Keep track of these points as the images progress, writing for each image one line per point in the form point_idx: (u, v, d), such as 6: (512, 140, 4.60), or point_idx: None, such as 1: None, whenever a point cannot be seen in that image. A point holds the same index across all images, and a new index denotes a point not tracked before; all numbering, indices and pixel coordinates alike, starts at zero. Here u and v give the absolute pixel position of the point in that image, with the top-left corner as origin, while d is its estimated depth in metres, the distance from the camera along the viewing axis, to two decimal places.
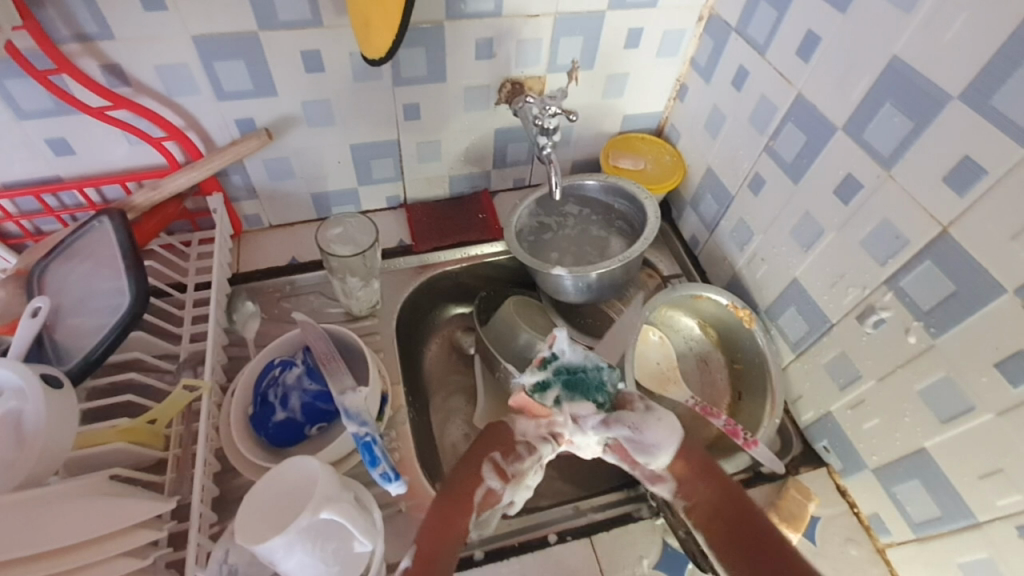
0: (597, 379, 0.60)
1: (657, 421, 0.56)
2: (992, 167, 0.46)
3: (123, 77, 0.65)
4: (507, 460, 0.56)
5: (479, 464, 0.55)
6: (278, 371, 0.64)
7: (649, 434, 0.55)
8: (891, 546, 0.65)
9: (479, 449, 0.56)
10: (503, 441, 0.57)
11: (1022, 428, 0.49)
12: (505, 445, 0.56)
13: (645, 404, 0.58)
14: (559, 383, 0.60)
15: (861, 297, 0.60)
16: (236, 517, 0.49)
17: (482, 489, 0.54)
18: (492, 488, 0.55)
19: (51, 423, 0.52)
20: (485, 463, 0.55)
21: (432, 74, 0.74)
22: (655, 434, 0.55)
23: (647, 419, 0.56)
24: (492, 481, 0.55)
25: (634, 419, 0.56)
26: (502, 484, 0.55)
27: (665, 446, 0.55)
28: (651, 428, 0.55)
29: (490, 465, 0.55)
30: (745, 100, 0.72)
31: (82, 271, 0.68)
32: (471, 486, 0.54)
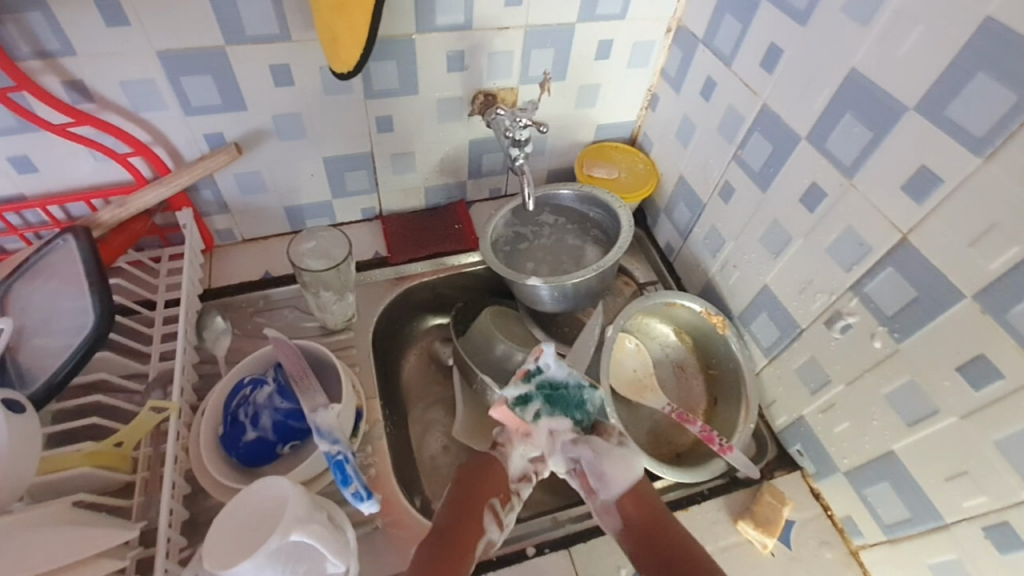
0: (579, 397, 0.58)
1: (622, 455, 0.55)
2: (947, 176, 0.47)
3: (86, 93, 0.63)
4: (504, 507, 0.53)
5: (480, 517, 0.52)
6: (249, 390, 0.63)
7: (611, 468, 0.54)
8: (864, 548, 0.66)
9: (478, 496, 0.52)
10: (500, 485, 0.53)
11: (984, 430, 0.50)
12: (502, 492, 0.53)
13: (620, 440, 0.56)
14: (540, 399, 0.57)
15: (828, 303, 0.61)
16: (205, 542, 0.49)
17: (482, 542, 0.52)
18: (490, 539, 0.53)
19: (13, 451, 0.50)
20: (485, 513, 0.52)
21: (404, 87, 0.74)
22: (620, 472, 0.55)
23: (616, 452, 0.55)
24: (492, 531, 0.53)
25: (604, 450, 0.55)
26: (500, 533, 0.53)
27: (621, 482, 0.55)
28: (617, 461, 0.55)
29: (490, 516, 0.52)
30: (713, 111, 0.73)
31: (46, 290, 0.66)
32: (470, 541, 0.52)
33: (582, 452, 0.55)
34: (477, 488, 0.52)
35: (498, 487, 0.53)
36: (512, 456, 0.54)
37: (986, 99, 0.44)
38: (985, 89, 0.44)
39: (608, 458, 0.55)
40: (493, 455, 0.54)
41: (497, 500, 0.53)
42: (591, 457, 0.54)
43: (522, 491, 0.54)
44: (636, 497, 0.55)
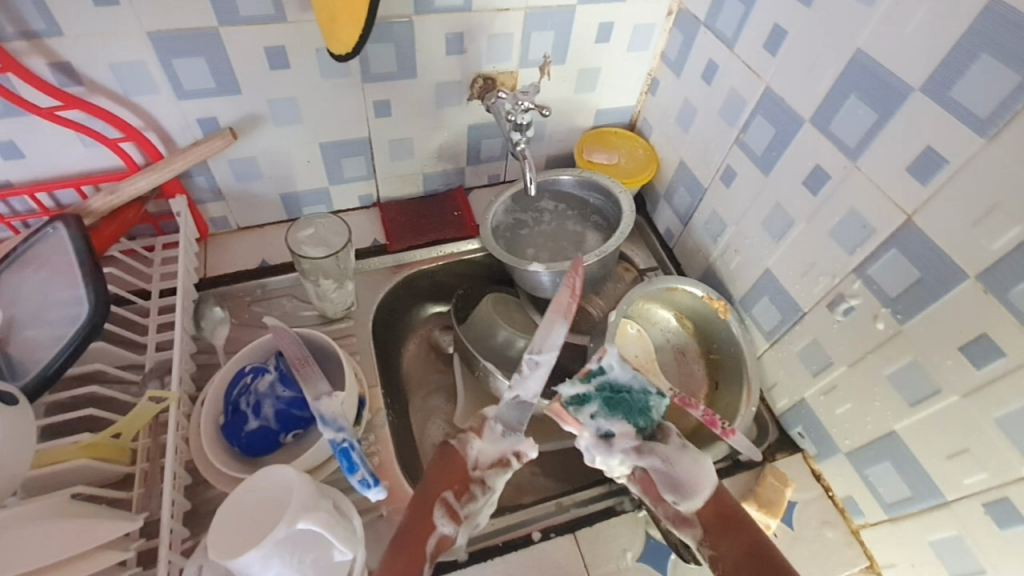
0: (642, 404, 0.63)
1: (689, 456, 0.59)
2: (952, 157, 0.47)
3: (74, 75, 0.61)
4: (459, 499, 0.58)
5: (432, 509, 0.56)
6: (249, 379, 0.62)
7: (682, 465, 0.59)
8: (864, 527, 0.67)
9: (435, 487, 0.57)
10: (456, 477, 0.58)
11: (985, 408, 0.50)
12: (458, 484, 0.58)
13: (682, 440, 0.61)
14: (598, 399, 0.64)
15: (831, 285, 0.62)
16: (209, 531, 0.48)
17: (435, 536, 0.56)
18: (445, 534, 0.56)
19: (8, 443, 0.49)
20: (436, 505, 0.57)
21: (402, 71, 0.72)
22: (692, 465, 0.59)
23: (683, 450, 0.60)
24: (445, 526, 0.56)
25: (671, 450, 0.60)
26: (454, 528, 0.57)
27: (699, 484, 0.57)
28: (681, 463, 0.59)
29: (444, 507, 0.57)
30: (715, 94, 0.72)
31: (36, 280, 0.65)
32: (425, 533, 0.55)
33: (652, 460, 0.59)
34: (436, 478, 0.58)
35: (453, 479, 0.58)
36: (485, 442, 0.61)
37: (991, 78, 0.44)
38: (991, 68, 0.44)
39: (682, 456, 0.59)
40: (452, 444, 0.60)
41: (450, 492, 0.57)
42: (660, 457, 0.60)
43: (489, 478, 0.60)
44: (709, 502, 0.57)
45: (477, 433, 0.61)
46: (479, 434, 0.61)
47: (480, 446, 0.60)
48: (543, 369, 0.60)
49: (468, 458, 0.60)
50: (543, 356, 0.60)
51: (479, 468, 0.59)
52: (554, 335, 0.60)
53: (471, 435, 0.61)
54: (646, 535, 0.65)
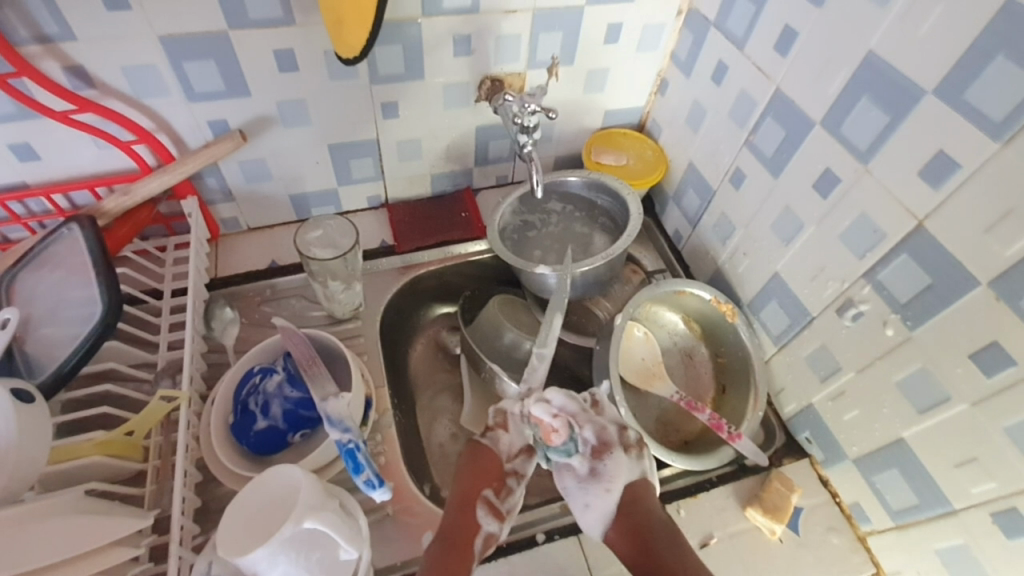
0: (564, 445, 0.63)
1: (599, 492, 0.60)
2: (965, 161, 0.47)
3: (88, 79, 0.63)
4: (499, 496, 0.60)
5: (475, 510, 0.58)
6: (258, 379, 0.63)
7: (591, 496, 0.60)
8: (871, 534, 0.67)
9: (475, 487, 0.59)
10: (494, 476, 0.60)
11: (994, 417, 0.50)
12: (495, 481, 0.60)
13: (592, 469, 0.60)
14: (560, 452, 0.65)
15: (840, 290, 0.61)
16: (218, 529, 0.49)
17: (482, 535, 0.58)
18: (490, 531, 0.59)
19: (23, 440, 0.50)
20: (479, 505, 0.59)
21: (410, 72, 0.73)
22: (599, 500, 0.60)
23: (593, 482, 0.60)
24: (491, 524, 0.59)
25: (578, 483, 0.60)
26: (499, 525, 0.59)
27: (595, 519, 0.60)
28: (577, 502, 0.60)
29: (486, 505, 0.59)
30: (724, 96, 0.72)
31: (52, 279, 0.66)
32: (472, 536, 0.57)
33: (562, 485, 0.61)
34: (471, 479, 0.60)
35: (491, 476, 0.60)
36: (511, 433, 0.63)
37: (1007, 83, 0.43)
38: (1006, 72, 0.43)
39: (589, 488, 0.60)
40: (483, 442, 0.62)
41: (489, 489, 0.59)
42: (571, 485, 0.61)
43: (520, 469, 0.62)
44: (619, 522, 0.59)
45: (503, 428, 0.64)
46: (505, 428, 0.63)
47: (509, 439, 0.63)
48: None
49: (499, 454, 0.62)
50: None
51: (511, 460, 0.62)
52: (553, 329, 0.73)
53: (499, 431, 0.63)
54: None
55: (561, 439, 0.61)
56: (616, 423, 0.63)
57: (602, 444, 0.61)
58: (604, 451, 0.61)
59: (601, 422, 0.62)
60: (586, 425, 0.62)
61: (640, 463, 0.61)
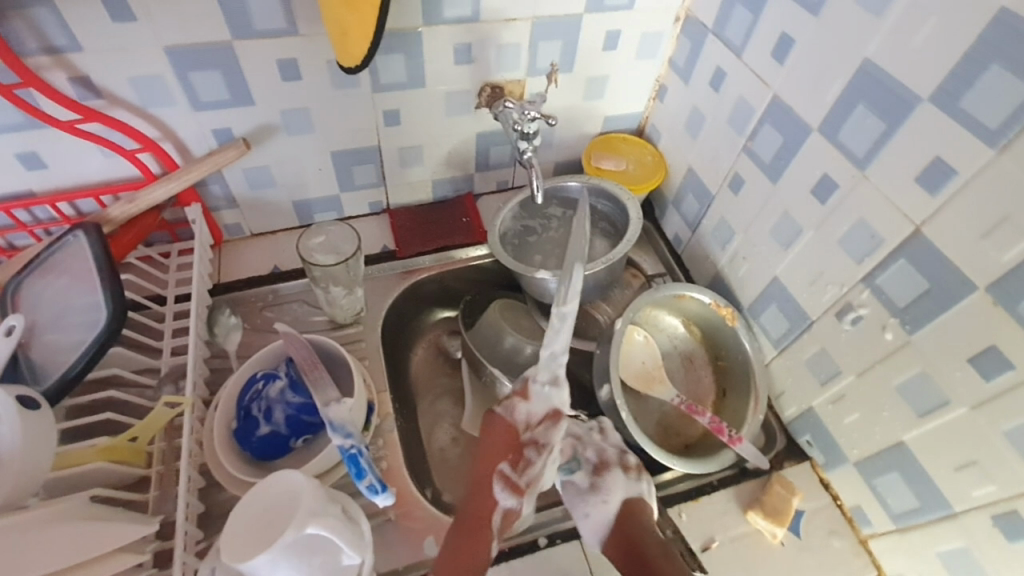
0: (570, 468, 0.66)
1: (598, 502, 0.64)
2: (961, 167, 0.47)
3: (94, 89, 0.63)
4: (516, 470, 0.61)
5: (492, 486, 0.60)
6: (261, 385, 0.64)
7: (590, 508, 0.64)
8: (873, 538, 0.67)
9: (490, 462, 0.61)
10: (509, 449, 0.61)
11: (993, 421, 0.50)
12: (511, 455, 0.61)
13: (593, 482, 0.65)
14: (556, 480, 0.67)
15: (839, 294, 0.61)
16: (222, 534, 0.49)
17: (500, 511, 0.59)
18: (509, 508, 0.60)
19: (28, 446, 0.51)
20: (497, 479, 0.60)
21: (411, 80, 0.73)
22: (598, 510, 0.63)
23: (592, 494, 0.64)
24: (507, 500, 0.60)
25: (579, 495, 0.65)
26: (518, 501, 0.60)
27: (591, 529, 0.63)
28: (578, 512, 0.64)
29: (503, 479, 0.60)
30: (723, 102, 0.72)
31: (57, 287, 0.67)
32: (489, 511, 0.59)
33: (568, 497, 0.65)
34: (488, 456, 0.61)
35: (507, 448, 0.62)
36: (531, 403, 0.64)
37: (1002, 90, 0.43)
38: (1001, 79, 0.43)
39: (588, 500, 0.64)
40: (499, 413, 0.63)
41: (506, 463, 0.61)
42: (572, 495, 0.65)
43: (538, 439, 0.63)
44: (613, 534, 0.61)
45: (522, 397, 0.64)
46: (525, 397, 0.64)
47: (528, 408, 0.63)
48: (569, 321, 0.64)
49: (516, 424, 0.63)
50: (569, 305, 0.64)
51: (529, 430, 0.63)
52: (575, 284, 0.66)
53: (517, 400, 0.64)
54: None
55: (564, 456, 0.66)
56: (619, 448, 0.68)
57: (602, 462, 0.66)
58: (603, 468, 0.65)
59: (603, 445, 0.68)
60: (589, 447, 0.67)
61: (638, 483, 0.64)
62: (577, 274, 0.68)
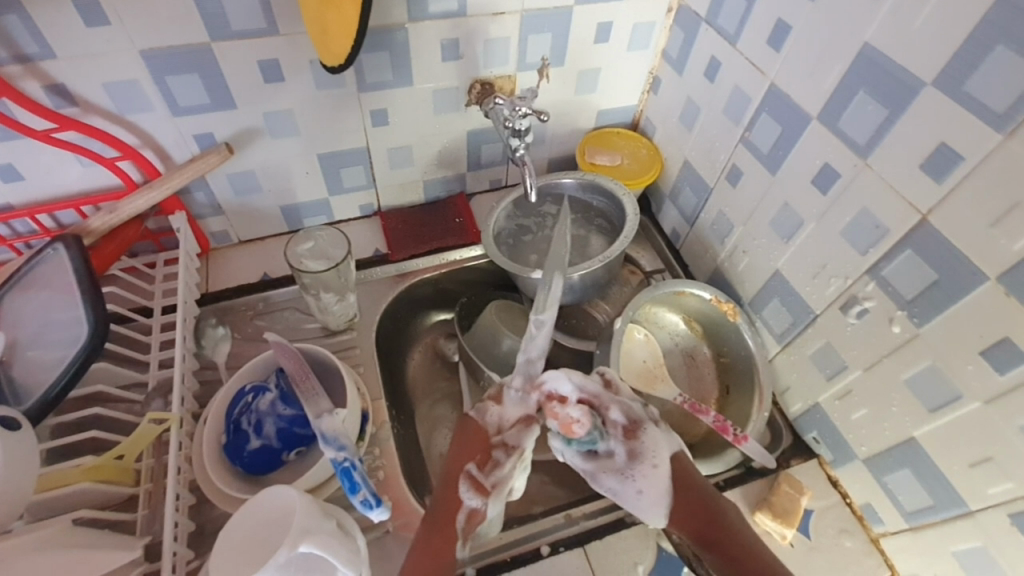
0: (591, 443, 0.59)
1: (652, 475, 0.57)
2: (968, 154, 0.45)
3: (69, 97, 0.61)
4: (483, 470, 0.57)
5: (457, 485, 0.56)
6: (251, 398, 0.62)
7: (639, 481, 0.58)
8: (884, 536, 0.65)
9: (455, 464, 0.57)
10: (477, 449, 0.58)
11: (1008, 415, 0.48)
12: (479, 455, 0.58)
13: (630, 450, 0.59)
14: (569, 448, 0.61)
15: (844, 287, 0.60)
16: (211, 555, 0.47)
17: (464, 511, 0.55)
18: (474, 508, 0.56)
19: (8, 469, 0.49)
20: (461, 480, 0.56)
21: (398, 78, 0.71)
22: (649, 483, 0.57)
23: (635, 462, 0.58)
24: (472, 500, 0.56)
25: (618, 469, 0.59)
26: (483, 500, 0.56)
27: (657, 503, 0.57)
28: (635, 496, 0.58)
29: (468, 481, 0.56)
30: (719, 92, 0.70)
31: (38, 301, 0.64)
32: (452, 510, 0.55)
33: (609, 480, 0.59)
34: (456, 453, 0.58)
35: (475, 449, 0.58)
36: (504, 406, 0.61)
37: (1009, 72, 0.41)
38: (1007, 61, 0.41)
39: (636, 476, 0.58)
40: (471, 416, 0.61)
41: (472, 464, 0.57)
42: (614, 482, 0.59)
43: (509, 441, 0.59)
44: (677, 499, 0.56)
45: (496, 401, 0.62)
46: (498, 400, 0.62)
47: (501, 411, 0.61)
48: (548, 328, 0.66)
49: (487, 426, 0.60)
50: (546, 314, 0.67)
51: (500, 432, 0.59)
52: (553, 292, 0.71)
53: (489, 403, 0.61)
54: (658, 548, 0.63)
55: (584, 429, 0.59)
56: (637, 400, 0.62)
57: (631, 424, 0.60)
58: (636, 429, 0.60)
59: (626, 401, 0.62)
60: (611, 407, 0.61)
61: (674, 436, 0.60)
62: (557, 282, 0.72)
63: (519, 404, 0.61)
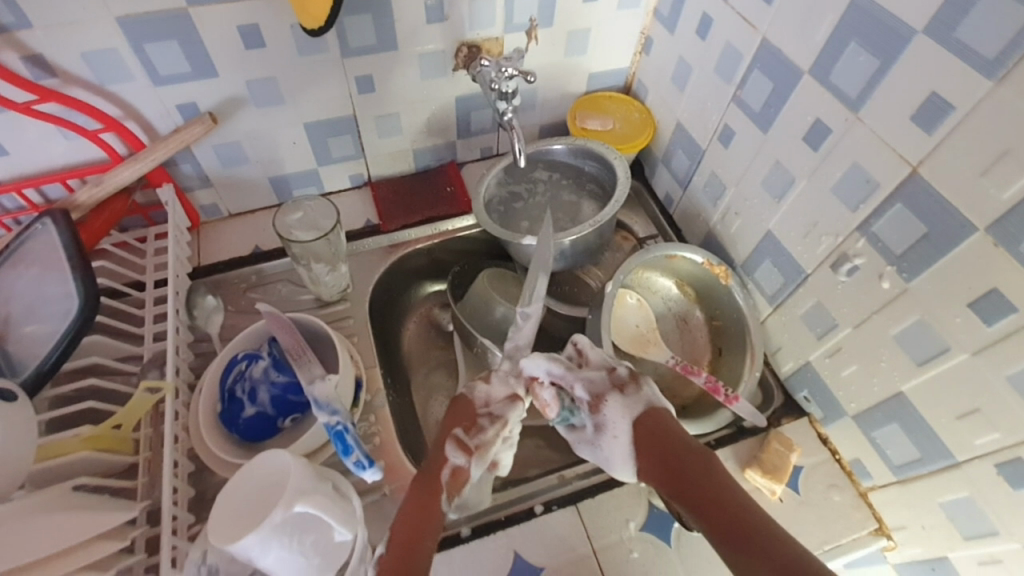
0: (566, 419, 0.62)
1: (613, 445, 0.58)
2: (958, 103, 0.44)
3: (48, 67, 0.60)
4: (470, 435, 0.57)
5: (443, 447, 0.57)
6: (244, 366, 0.63)
7: (606, 449, 0.59)
8: (873, 490, 0.66)
9: (444, 429, 0.58)
10: (465, 416, 0.59)
11: (996, 365, 0.48)
12: (466, 421, 0.58)
13: (596, 424, 0.60)
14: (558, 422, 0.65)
15: (835, 245, 0.59)
16: (209, 519, 0.48)
17: (447, 468, 0.55)
18: (458, 465, 0.56)
19: (6, 439, 0.49)
20: (448, 443, 0.57)
21: (382, 43, 0.70)
22: (614, 450, 0.58)
23: (600, 435, 0.59)
24: (457, 458, 0.56)
25: (590, 440, 0.61)
26: (467, 458, 0.56)
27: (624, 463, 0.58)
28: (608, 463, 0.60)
29: (453, 443, 0.57)
30: (710, 50, 0.69)
31: (29, 277, 0.65)
32: (437, 466, 0.55)
33: (586, 449, 0.62)
34: (446, 421, 0.59)
35: (461, 416, 0.59)
36: (492, 384, 0.62)
37: (1001, 15, 0.40)
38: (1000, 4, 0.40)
39: (603, 445, 0.60)
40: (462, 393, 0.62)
41: (458, 428, 0.58)
42: (590, 450, 0.61)
43: (496, 411, 0.60)
44: (641, 445, 0.56)
45: (484, 380, 0.63)
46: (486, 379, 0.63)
47: (488, 388, 0.61)
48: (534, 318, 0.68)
49: (476, 400, 0.60)
50: (530, 305, 0.69)
51: (487, 405, 0.60)
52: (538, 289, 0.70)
53: (478, 381, 0.62)
54: (649, 505, 0.65)
55: (555, 411, 0.62)
56: (603, 369, 0.62)
57: (595, 397, 0.60)
58: (599, 402, 0.59)
59: (589, 375, 0.61)
60: (575, 384, 0.61)
61: (640, 395, 0.59)
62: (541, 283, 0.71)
63: (503, 383, 0.62)
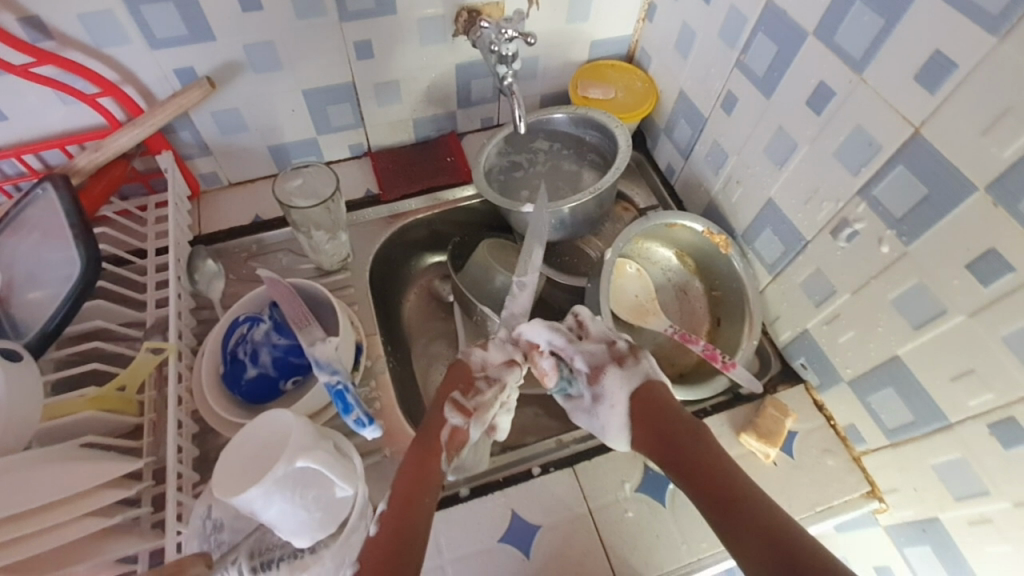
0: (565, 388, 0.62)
1: (609, 414, 0.60)
2: (962, 60, 0.44)
3: (43, 29, 0.60)
4: (467, 396, 0.58)
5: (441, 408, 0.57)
6: (245, 329, 0.63)
7: (601, 418, 0.61)
8: (866, 454, 0.67)
9: (442, 392, 0.59)
10: (462, 379, 0.59)
11: (991, 326, 0.48)
12: (464, 384, 0.59)
13: (593, 395, 0.61)
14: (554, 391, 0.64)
15: (835, 211, 0.59)
16: (214, 474, 0.49)
17: (446, 428, 0.56)
18: (456, 426, 0.56)
19: (12, 397, 0.50)
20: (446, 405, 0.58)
21: (381, 6, 0.69)
22: (610, 419, 0.60)
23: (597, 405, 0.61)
24: (455, 418, 0.57)
25: (586, 410, 0.62)
26: (465, 419, 0.57)
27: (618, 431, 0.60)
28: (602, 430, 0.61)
29: (451, 404, 0.57)
30: (714, 14, 0.68)
31: (30, 242, 0.65)
32: (434, 427, 0.57)
33: (581, 418, 0.63)
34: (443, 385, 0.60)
35: (458, 380, 0.60)
36: (488, 350, 0.62)
37: None
38: None
39: (598, 415, 0.61)
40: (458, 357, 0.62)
41: (455, 391, 0.58)
42: (585, 419, 0.63)
43: (493, 374, 0.60)
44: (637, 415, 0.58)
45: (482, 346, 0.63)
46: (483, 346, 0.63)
47: (485, 353, 0.62)
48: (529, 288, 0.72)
49: (471, 364, 0.61)
50: (528, 276, 0.72)
51: (484, 368, 0.61)
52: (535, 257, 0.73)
53: (476, 347, 0.63)
54: (645, 468, 0.66)
55: (554, 380, 0.61)
56: (603, 341, 0.63)
57: (595, 369, 0.61)
58: (599, 373, 0.61)
59: (589, 347, 0.62)
60: (576, 356, 0.62)
61: (639, 367, 0.60)
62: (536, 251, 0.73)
63: (500, 351, 0.63)
